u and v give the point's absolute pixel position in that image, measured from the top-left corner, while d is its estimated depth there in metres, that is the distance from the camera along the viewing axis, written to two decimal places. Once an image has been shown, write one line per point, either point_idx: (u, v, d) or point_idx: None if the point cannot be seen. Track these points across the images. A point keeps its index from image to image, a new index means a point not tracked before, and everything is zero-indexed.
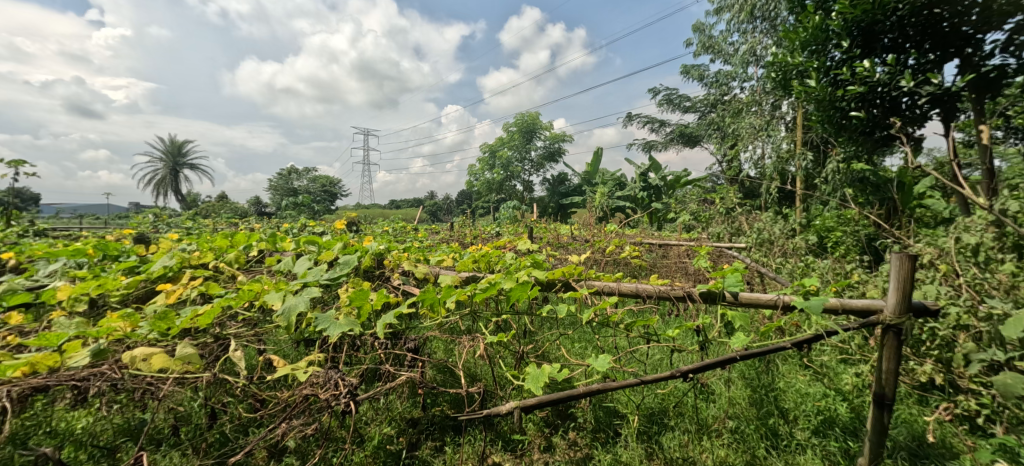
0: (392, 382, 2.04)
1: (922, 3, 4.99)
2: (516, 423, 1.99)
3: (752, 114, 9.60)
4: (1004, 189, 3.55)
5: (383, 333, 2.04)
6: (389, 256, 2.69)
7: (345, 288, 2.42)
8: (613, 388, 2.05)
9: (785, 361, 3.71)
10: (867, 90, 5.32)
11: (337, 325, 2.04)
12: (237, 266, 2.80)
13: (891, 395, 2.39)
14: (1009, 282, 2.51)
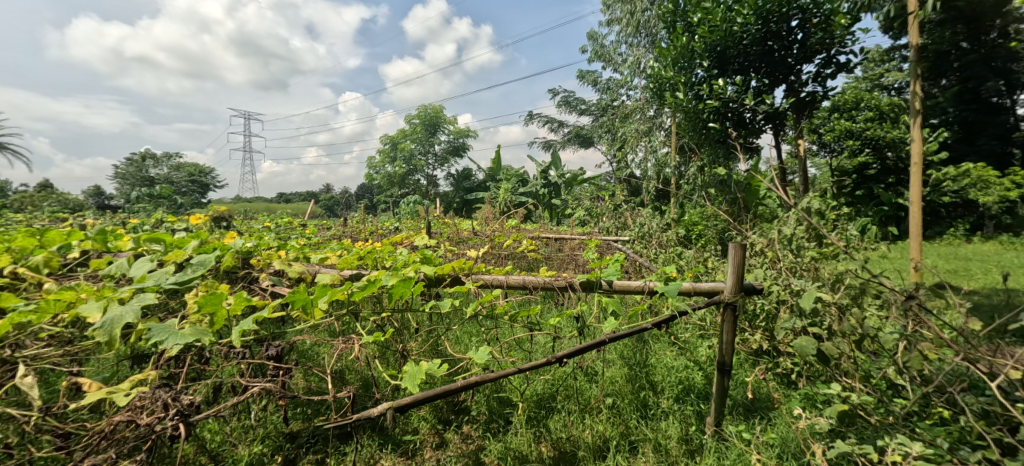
0: (241, 396, 1.82)
1: (761, 35, 5.96)
2: (389, 426, 1.86)
3: (637, 120, 10.57)
4: (818, 190, 4.42)
5: (238, 341, 1.87)
6: (258, 256, 2.51)
7: (196, 292, 2.18)
8: (491, 380, 2.06)
9: (655, 340, 4.18)
10: (721, 105, 6.20)
11: (177, 337, 1.84)
12: (46, 271, 2.37)
13: (730, 362, 2.86)
14: (812, 264, 3.17)
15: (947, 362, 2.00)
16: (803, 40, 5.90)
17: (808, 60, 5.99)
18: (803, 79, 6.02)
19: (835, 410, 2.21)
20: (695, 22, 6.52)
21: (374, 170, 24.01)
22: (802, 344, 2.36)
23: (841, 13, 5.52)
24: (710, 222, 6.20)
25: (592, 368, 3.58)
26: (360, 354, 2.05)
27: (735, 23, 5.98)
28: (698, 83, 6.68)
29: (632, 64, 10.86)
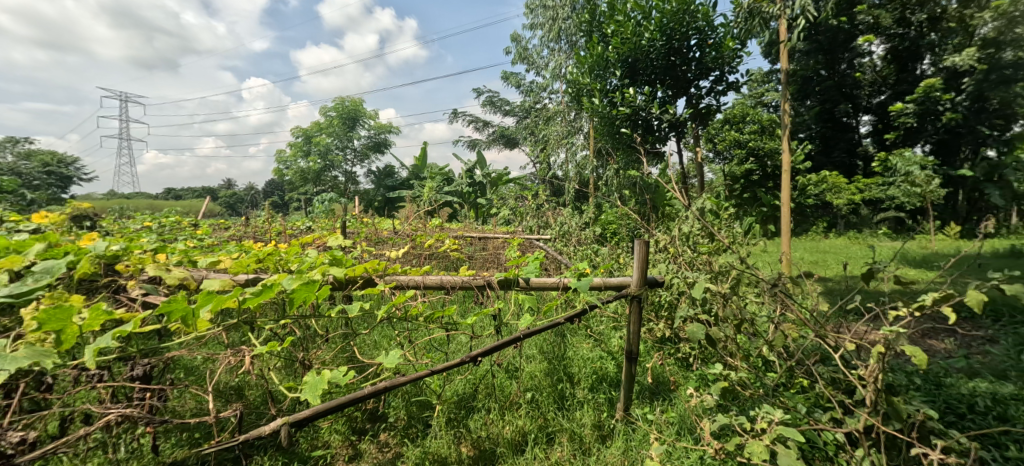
0: (93, 426, 1.55)
1: (666, 51, 6.49)
2: (284, 443, 1.72)
3: (559, 122, 10.95)
4: (715, 192, 4.90)
5: (90, 361, 1.55)
6: (126, 260, 2.18)
7: (38, 305, 1.81)
8: (399, 385, 1.99)
9: (573, 333, 4.38)
10: (632, 112, 6.65)
11: (6, 360, 1.49)
12: None
13: (636, 350, 3.10)
14: (706, 259, 3.54)
15: (805, 339, 2.34)
16: (698, 58, 6.51)
17: (704, 76, 6.62)
18: (701, 93, 6.66)
19: (718, 388, 2.51)
20: (609, 33, 6.92)
21: (286, 165, 22.49)
22: (693, 330, 2.63)
23: (730, 37, 6.19)
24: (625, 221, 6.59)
25: (512, 364, 3.68)
26: (251, 366, 1.79)
27: (644, 38, 6.44)
28: (612, 90, 7.10)
29: (555, 69, 11.21)
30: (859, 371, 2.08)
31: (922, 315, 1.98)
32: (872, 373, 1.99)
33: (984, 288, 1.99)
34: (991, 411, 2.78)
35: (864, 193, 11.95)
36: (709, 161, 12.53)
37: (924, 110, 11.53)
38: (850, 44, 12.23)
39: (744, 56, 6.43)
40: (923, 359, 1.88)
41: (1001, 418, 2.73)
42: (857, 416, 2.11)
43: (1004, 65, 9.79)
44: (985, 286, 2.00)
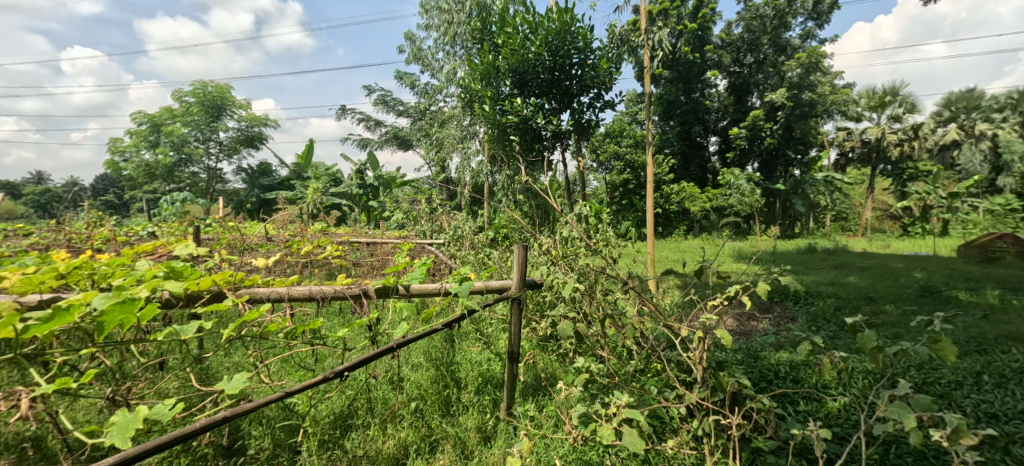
0: None
1: (551, 66, 6.84)
2: None
3: (454, 126, 10.88)
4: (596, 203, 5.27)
5: None
6: None
7: None
8: (245, 413, 1.74)
9: (463, 338, 4.29)
10: (519, 121, 6.83)
11: None
12: None
13: (518, 350, 3.12)
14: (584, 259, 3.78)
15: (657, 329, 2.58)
16: (579, 74, 6.94)
17: (584, 92, 7.06)
18: (583, 107, 7.09)
19: (582, 379, 2.65)
20: (499, 43, 7.09)
21: (125, 157, 19.07)
22: (563, 328, 2.74)
23: (605, 59, 6.71)
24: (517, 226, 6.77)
25: (396, 373, 3.49)
26: (31, 411, 1.45)
27: (530, 50, 6.71)
28: (502, 99, 7.22)
29: (449, 73, 11.15)
30: (691, 354, 2.46)
31: (729, 303, 2.36)
32: (699, 350, 2.39)
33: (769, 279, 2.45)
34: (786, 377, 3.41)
35: (714, 202, 13.79)
36: (592, 170, 13.48)
37: (753, 135, 13.81)
38: (702, 76, 14.30)
39: (618, 77, 6.99)
40: (729, 341, 2.23)
41: (797, 380, 3.36)
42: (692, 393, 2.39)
43: (803, 103, 12.79)
44: (773, 277, 2.45)
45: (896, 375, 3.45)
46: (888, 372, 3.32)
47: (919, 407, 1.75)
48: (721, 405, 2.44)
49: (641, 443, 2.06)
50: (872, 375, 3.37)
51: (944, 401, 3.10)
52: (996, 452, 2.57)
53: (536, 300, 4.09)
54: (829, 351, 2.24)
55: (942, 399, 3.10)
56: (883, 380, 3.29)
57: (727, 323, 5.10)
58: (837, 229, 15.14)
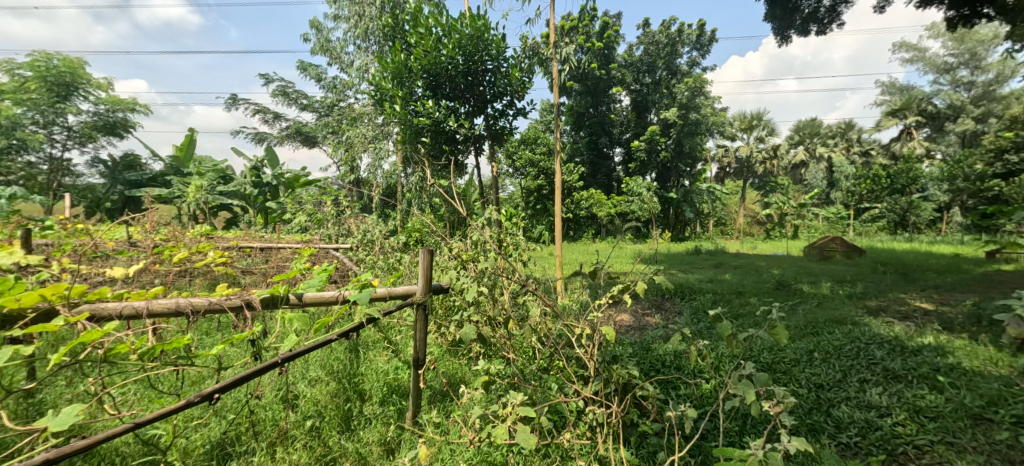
0: None
1: (465, 70, 6.81)
2: None
3: (364, 124, 10.42)
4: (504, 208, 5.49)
5: None
6: None
7: None
8: (74, 452, 1.51)
9: (370, 348, 4.08)
10: (431, 123, 6.89)
11: None
12: None
13: (423, 357, 3.07)
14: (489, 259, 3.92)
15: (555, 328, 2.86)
16: (491, 80, 6.97)
17: (497, 99, 7.13)
18: (496, 113, 7.18)
19: (482, 381, 2.62)
20: (411, 43, 6.96)
21: None
22: (466, 331, 2.77)
23: (518, 68, 6.81)
24: (430, 228, 6.72)
25: (289, 391, 3.18)
26: None
27: (442, 54, 6.66)
28: (415, 99, 7.13)
29: (359, 68, 10.68)
30: (586, 350, 2.74)
31: (613, 301, 2.66)
32: (591, 346, 2.69)
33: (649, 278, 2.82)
34: (665, 368, 3.81)
35: (618, 208, 14.71)
36: (509, 175, 13.81)
37: (651, 148, 14.98)
38: (608, 91, 15.25)
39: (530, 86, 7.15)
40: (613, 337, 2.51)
41: (678, 368, 3.75)
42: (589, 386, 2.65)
43: (691, 122, 14.39)
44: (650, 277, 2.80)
45: (753, 357, 4.03)
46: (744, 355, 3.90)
47: (757, 383, 2.04)
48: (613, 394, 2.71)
49: (532, 438, 2.12)
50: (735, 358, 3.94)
51: (787, 376, 3.69)
52: (818, 415, 3.12)
53: (445, 305, 4.07)
54: (695, 340, 2.49)
55: (783, 376, 3.66)
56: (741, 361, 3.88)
57: (624, 321, 5.48)
58: (719, 233, 16.91)
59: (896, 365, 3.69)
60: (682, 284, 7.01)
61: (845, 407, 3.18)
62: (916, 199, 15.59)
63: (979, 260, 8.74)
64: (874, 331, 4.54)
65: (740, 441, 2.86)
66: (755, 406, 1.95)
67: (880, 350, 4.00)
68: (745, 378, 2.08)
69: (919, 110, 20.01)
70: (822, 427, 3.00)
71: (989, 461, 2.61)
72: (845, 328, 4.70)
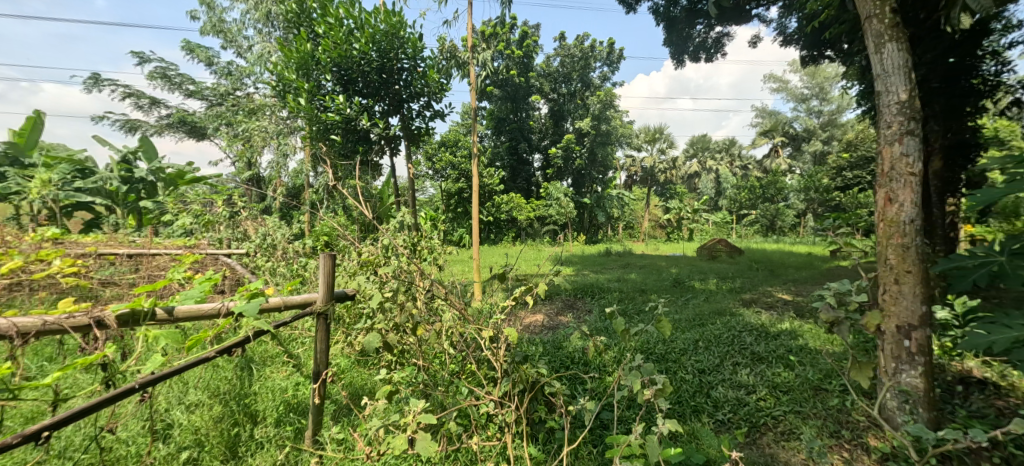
0: None
1: (378, 66, 6.44)
2: None
3: (264, 117, 9.60)
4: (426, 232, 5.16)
5: None
6: None
7: None
8: None
9: (268, 365, 3.69)
10: (341, 120, 6.47)
11: None
12: None
13: (325, 369, 2.82)
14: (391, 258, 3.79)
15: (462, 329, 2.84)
16: (407, 79, 6.70)
17: (414, 99, 6.86)
18: (412, 113, 6.92)
19: (384, 391, 2.42)
20: (319, 33, 6.53)
21: None
22: (370, 340, 2.69)
23: (434, 69, 6.68)
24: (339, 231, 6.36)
25: (160, 420, 2.76)
26: None
27: (354, 48, 6.31)
28: (322, 93, 6.66)
29: (258, 55, 9.86)
30: (494, 352, 2.80)
31: (514, 304, 2.85)
32: (498, 347, 2.76)
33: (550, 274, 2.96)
34: (571, 365, 3.89)
35: (537, 212, 15.03)
36: (429, 177, 14.00)
37: (567, 156, 15.57)
38: (528, 99, 15.54)
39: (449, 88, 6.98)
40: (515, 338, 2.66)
41: (584, 363, 3.88)
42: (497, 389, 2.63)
43: (602, 132, 15.18)
44: (551, 277, 2.96)
45: (648, 347, 4.29)
46: (643, 350, 4.16)
47: (644, 371, 2.15)
48: (520, 394, 2.76)
49: (431, 443, 2.00)
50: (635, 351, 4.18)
51: (678, 364, 3.96)
52: (700, 397, 3.37)
53: (353, 313, 3.80)
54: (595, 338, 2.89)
55: (673, 364, 3.90)
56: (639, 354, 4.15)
57: (536, 321, 5.57)
58: (628, 236, 17.83)
59: (761, 348, 4.13)
60: (591, 283, 7.31)
61: (721, 388, 3.46)
62: (781, 207, 17.92)
63: (827, 257, 10.19)
64: (745, 321, 5.04)
65: (626, 421, 3.04)
66: (642, 395, 2.09)
67: (749, 336, 4.45)
68: (636, 369, 2.24)
69: (782, 132, 23.18)
70: (702, 407, 3.25)
71: (826, 424, 2.99)
72: (724, 319, 5.17)
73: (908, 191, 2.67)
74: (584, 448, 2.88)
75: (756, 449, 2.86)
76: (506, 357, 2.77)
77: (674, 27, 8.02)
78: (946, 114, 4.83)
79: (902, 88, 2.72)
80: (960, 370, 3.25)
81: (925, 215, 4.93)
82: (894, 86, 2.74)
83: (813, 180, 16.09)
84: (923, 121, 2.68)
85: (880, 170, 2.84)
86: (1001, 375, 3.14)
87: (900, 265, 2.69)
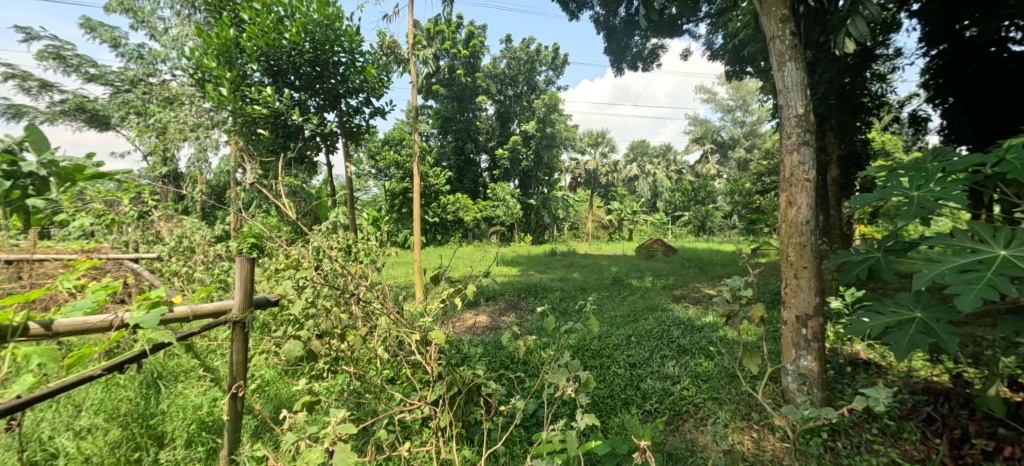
0: None
1: (310, 56, 5.92)
2: None
3: (181, 107, 8.86)
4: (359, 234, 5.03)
5: None
6: None
7: None
8: None
9: (180, 380, 3.36)
10: (268, 113, 5.84)
11: None
12: None
13: (243, 383, 2.59)
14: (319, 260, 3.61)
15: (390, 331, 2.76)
16: (344, 73, 6.13)
17: (351, 95, 6.28)
18: (349, 110, 6.60)
19: (302, 402, 2.27)
20: (245, 20, 6.04)
21: None
22: (289, 348, 2.52)
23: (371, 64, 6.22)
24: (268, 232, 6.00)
25: (43, 450, 2.45)
26: None
27: (285, 39, 5.85)
28: (247, 83, 6.09)
29: (174, 37, 9.09)
30: (427, 355, 2.70)
31: (443, 304, 2.84)
32: (430, 351, 2.68)
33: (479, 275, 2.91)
34: (510, 365, 3.91)
35: (484, 212, 15.01)
36: (374, 176, 14.21)
37: (513, 157, 15.69)
38: (475, 100, 15.43)
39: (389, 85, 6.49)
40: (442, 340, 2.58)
41: (522, 362, 3.91)
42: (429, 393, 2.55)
43: (547, 135, 15.49)
44: (483, 277, 2.90)
45: (585, 345, 4.38)
46: (578, 348, 4.25)
47: (572, 368, 2.20)
48: (451, 397, 2.70)
49: (350, 454, 1.90)
50: (571, 349, 4.26)
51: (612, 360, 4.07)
52: (630, 390, 3.49)
53: (281, 319, 3.57)
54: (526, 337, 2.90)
55: (607, 360, 4.02)
56: (575, 352, 4.22)
57: (477, 322, 5.54)
58: (572, 236, 18.12)
59: (686, 341, 4.35)
60: (533, 283, 7.39)
61: (650, 380, 3.61)
62: (710, 208, 19.05)
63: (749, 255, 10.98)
64: (675, 316, 5.30)
65: (559, 416, 3.10)
66: (568, 390, 2.14)
67: (677, 330, 4.67)
68: (563, 367, 2.29)
69: (712, 139, 25.42)
70: (632, 400, 3.37)
71: (738, 408, 3.19)
72: (656, 315, 5.39)
73: (805, 195, 2.91)
74: (517, 444, 2.91)
75: (678, 435, 3.02)
76: (441, 359, 2.72)
77: (613, 37, 8.32)
78: (842, 128, 5.35)
79: (799, 103, 2.96)
80: (850, 353, 3.61)
81: (824, 219, 5.47)
82: (792, 101, 2.98)
83: (738, 184, 17.24)
84: (816, 133, 2.94)
85: (782, 175, 3.07)
86: (882, 355, 3.53)
87: (798, 261, 2.93)
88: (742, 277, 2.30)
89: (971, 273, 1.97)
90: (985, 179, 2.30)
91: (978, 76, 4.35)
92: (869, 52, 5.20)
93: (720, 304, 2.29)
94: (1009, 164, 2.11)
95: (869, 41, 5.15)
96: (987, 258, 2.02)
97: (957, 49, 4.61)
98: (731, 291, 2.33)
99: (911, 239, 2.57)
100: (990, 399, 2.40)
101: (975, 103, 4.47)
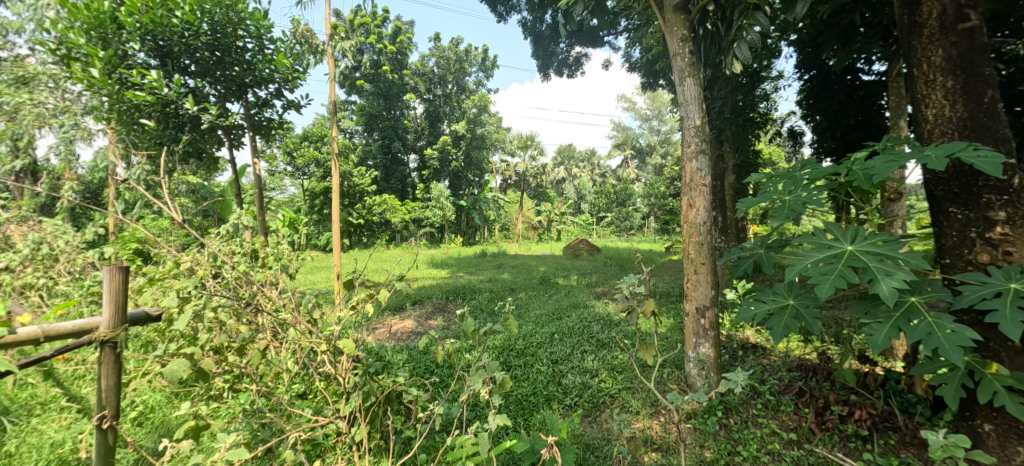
0: None
1: (206, 37, 5.12)
2: None
3: (41, 88, 7.66)
4: (266, 237, 4.61)
5: None
6: None
7: None
8: None
9: (34, 414, 2.86)
10: (155, 102, 4.95)
11: None
12: None
13: (113, 413, 2.16)
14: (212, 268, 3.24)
15: (296, 343, 2.48)
16: (250, 61, 5.51)
17: (261, 86, 5.72)
18: (257, 103, 6.07)
19: (185, 428, 2.00)
20: None
21: None
22: (173, 369, 2.12)
23: (282, 54, 5.66)
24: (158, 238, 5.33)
25: None
26: None
27: (175, 16, 4.92)
28: (128, 66, 5.01)
29: (30, 6, 7.85)
30: (340, 366, 2.45)
31: (354, 311, 2.65)
32: (342, 364, 2.45)
33: (400, 283, 2.69)
34: (434, 369, 3.80)
35: (412, 214, 14.68)
36: (290, 174, 13.26)
37: (443, 157, 15.46)
38: (400, 97, 14.99)
39: (304, 78, 6.03)
40: (350, 349, 2.36)
41: (447, 366, 3.80)
42: (334, 410, 2.33)
43: (478, 136, 15.50)
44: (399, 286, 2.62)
45: (509, 346, 4.36)
46: (502, 349, 4.23)
47: (493, 371, 2.15)
48: (364, 410, 2.53)
49: None
50: (496, 349, 4.22)
51: (533, 357, 4.09)
52: (552, 386, 3.52)
53: (169, 335, 3.20)
54: (444, 342, 2.69)
55: (530, 358, 4.04)
56: (500, 353, 4.19)
57: (401, 327, 5.33)
58: (502, 237, 18.21)
59: (605, 336, 4.50)
60: (460, 285, 7.28)
61: (571, 375, 3.67)
62: (630, 210, 20.06)
63: (664, 252, 11.70)
64: (596, 312, 5.47)
65: (482, 417, 3.08)
66: (485, 391, 2.10)
67: (597, 326, 4.81)
68: (480, 369, 2.24)
69: (632, 145, 26.81)
70: (553, 395, 3.41)
71: (650, 395, 3.35)
72: (578, 312, 5.53)
73: (702, 199, 3.11)
74: (438, 449, 2.84)
75: (596, 426, 3.10)
76: (356, 369, 2.56)
77: (540, 43, 8.52)
78: (735, 140, 5.83)
79: (697, 116, 3.17)
80: (742, 338, 3.94)
81: (722, 220, 5.94)
82: (691, 113, 3.18)
83: (654, 188, 18.33)
84: (711, 143, 3.15)
85: (682, 181, 3.26)
86: (768, 339, 3.88)
87: (697, 258, 3.12)
88: (637, 275, 2.36)
89: (827, 266, 2.20)
90: (840, 184, 2.59)
91: (837, 99, 4.96)
92: (755, 73, 5.70)
93: (620, 300, 2.34)
94: (853, 174, 2.36)
95: (754, 63, 5.64)
96: (840, 252, 2.25)
97: (822, 75, 5.15)
98: (629, 288, 2.39)
99: (785, 236, 2.84)
100: (844, 371, 2.71)
101: (835, 121, 5.10)
